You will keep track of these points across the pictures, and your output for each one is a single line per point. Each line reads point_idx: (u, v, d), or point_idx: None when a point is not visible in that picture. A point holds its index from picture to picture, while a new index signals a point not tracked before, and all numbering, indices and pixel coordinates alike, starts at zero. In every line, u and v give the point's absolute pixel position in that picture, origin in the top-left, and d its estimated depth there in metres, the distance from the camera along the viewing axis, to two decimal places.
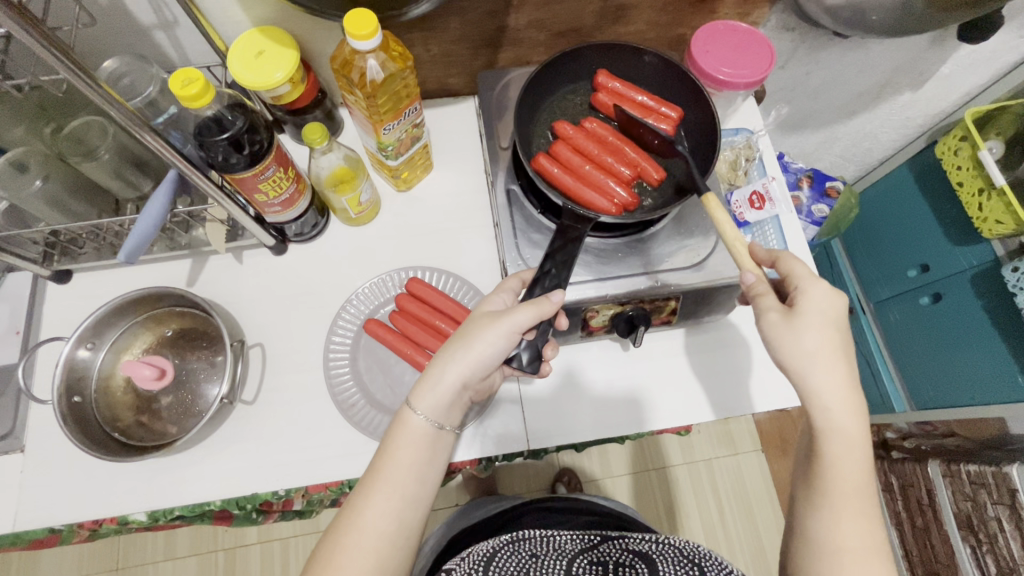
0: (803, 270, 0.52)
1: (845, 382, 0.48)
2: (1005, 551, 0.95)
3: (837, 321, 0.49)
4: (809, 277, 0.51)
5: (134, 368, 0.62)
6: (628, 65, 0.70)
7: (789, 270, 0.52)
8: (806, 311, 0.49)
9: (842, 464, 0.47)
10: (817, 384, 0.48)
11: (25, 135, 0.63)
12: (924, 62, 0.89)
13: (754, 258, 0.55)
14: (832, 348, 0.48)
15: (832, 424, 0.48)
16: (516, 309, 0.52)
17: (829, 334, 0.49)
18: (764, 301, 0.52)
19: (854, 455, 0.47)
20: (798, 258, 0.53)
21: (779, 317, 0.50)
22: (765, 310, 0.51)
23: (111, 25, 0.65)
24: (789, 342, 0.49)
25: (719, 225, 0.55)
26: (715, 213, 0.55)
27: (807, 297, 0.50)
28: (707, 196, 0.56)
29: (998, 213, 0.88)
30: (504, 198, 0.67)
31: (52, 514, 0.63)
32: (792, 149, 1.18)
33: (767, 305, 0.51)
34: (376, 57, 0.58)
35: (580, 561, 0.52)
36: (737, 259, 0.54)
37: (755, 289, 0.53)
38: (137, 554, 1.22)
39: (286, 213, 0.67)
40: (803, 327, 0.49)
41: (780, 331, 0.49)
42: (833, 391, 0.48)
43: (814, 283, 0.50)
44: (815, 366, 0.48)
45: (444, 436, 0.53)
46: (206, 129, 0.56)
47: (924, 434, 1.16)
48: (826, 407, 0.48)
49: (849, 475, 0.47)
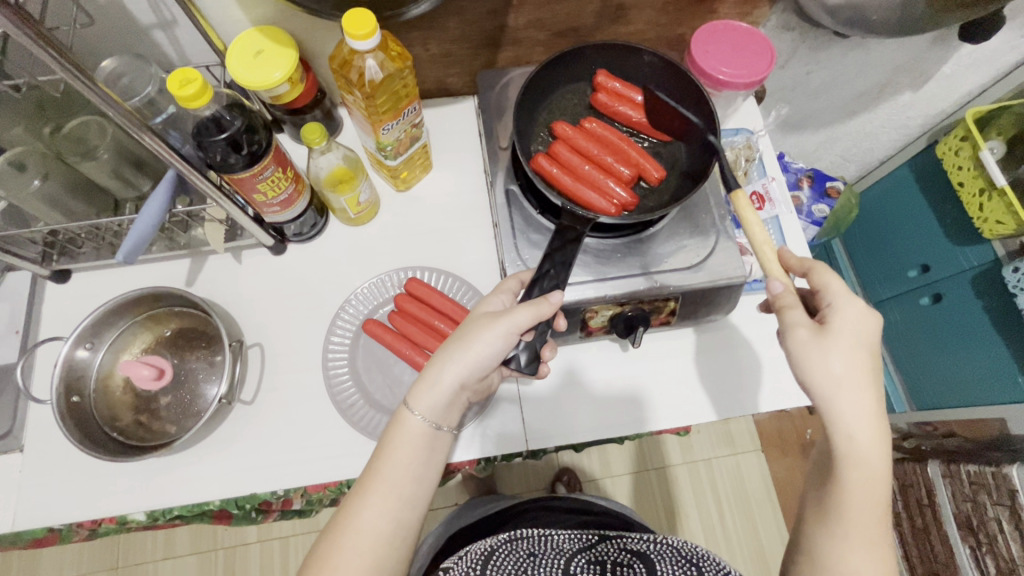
0: (837, 286, 0.51)
1: (873, 409, 0.47)
2: (1005, 551, 0.95)
3: (868, 344, 0.49)
4: (843, 294, 0.51)
5: (133, 368, 0.61)
6: (628, 65, 0.69)
7: (822, 283, 0.52)
8: (838, 330, 0.49)
9: (861, 492, 0.46)
10: (844, 408, 0.47)
11: (24, 135, 0.63)
12: (925, 62, 0.88)
13: (785, 265, 0.56)
14: (861, 373, 0.48)
15: (855, 451, 0.47)
16: (515, 309, 0.52)
17: (859, 358, 0.48)
18: (790, 314, 0.51)
19: (874, 484, 0.46)
20: (831, 272, 0.53)
21: (809, 334, 0.50)
22: (794, 325, 0.51)
23: (110, 25, 0.65)
24: (818, 361, 0.48)
25: (747, 225, 0.55)
26: (747, 215, 0.55)
27: (839, 316, 0.50)
28: (737, 193, 0.54)
29: (999, 213, 0.88)
30: (503, 197, 0.67)
31: (52, 514, 0.64)
32: (793, 149, 1.18)
33: (795, 320, 0.51)
34: (375, 57, 0.58)
35: (579, 560, 0.52)
36: (765, 265, 0.55)
37: (782, 299, 0.53)
38: (137, 553, 1.22)
39: (285, 213, 0.67)
40: (833, 347, 0.48)
41: (809, 347, 0.49)
42: (859, 417, 0.47)
43: (849, 302, 0.50)
44: (841, 391, 0.47)
45: (442, 436, 0.53)
46: (205, 129, 0.56)
47: (923, 434, 1.17)
48: (851, 433, 0.47)
49: (864, 503, 0.46)
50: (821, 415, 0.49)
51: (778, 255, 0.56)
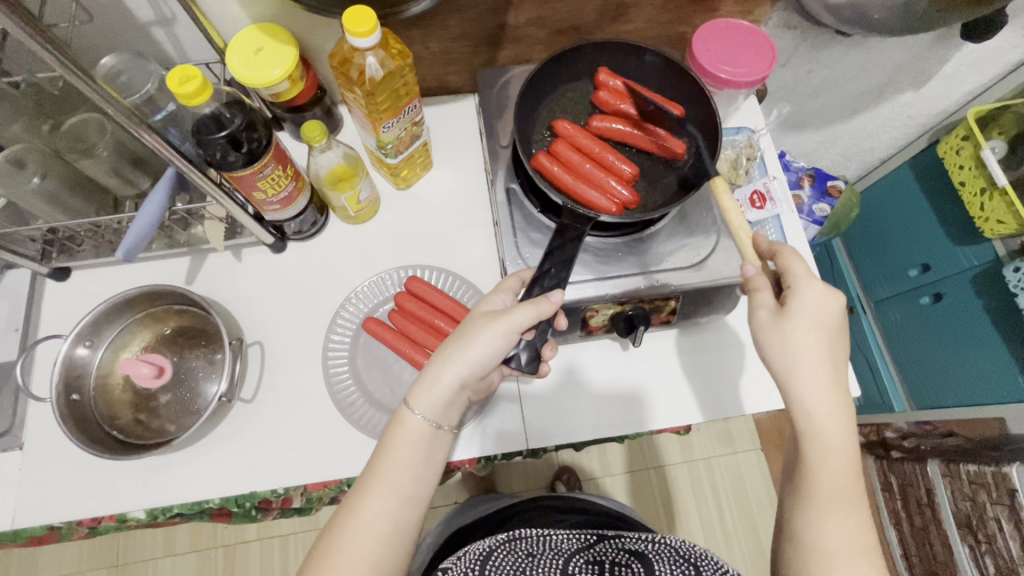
0: (800, 268, 0.51)
1: (828, 385, 0.49)
2: (1004, 550, 0.96)
3: (827, 325, 0.50)
4: (804, 276, 0.51)
5: (133, 366, 0.61)
6: (628, 63, 0.69)
7: (787, 266, 0.52)
8: (795, 311, 0.50)
9: (826, 466, 0.47)
10: (800, 385, 0.49)
11: (23, 132, 0.63)
12: (927, 60, 0.88)
13: (758, 251, 0.58)
14: (817, 350, 0.49)
15: (815, 427, 0.48)
16: (515, 308, 0.52)
17: (816, 338, 0.49)
18: (759, 296, 0.54)
19: (837, 458, 0.47)
20: (797, 254, 0.53)
21: (769, 316, 0.51)
22: (758, 307, 0.53)
23: (109, 21, 0.65)
24: (776, 341, 0.50)
25: (726, 212, 0.60)
26: (724, 202, 0.60)
27: (798, 297, 0.50)
28: (717, 181, 0.60)
29: (1000, 212, 0.88)
30: (504, 196, 0.67)
31: (51, 512, 0.64)
32: (793, 148, 1.17)
33: (760, 302, 0.53)
34: (375, 55, 0.57)
35: (577, 560, 0.52)
36: (740, 248, 0.59)
37: (754, 282, 0.55)
38: (137, 550, 1.22)
39: (285, 211, 0.67)
40: (789, 327, 0.49)
41: (768, 330, 0.51)
42: (817, 393, 0.48)
43: (808, 283, 0.50)
44: (798, 367, 0.49)
45: (442, 436, 0.53)
46: (204, 126, 0.56)
47: (922, 434, 1.15)
48: (808, 407, 0.48)
49: (833, 478, 0.47)
50: (783, 394, 0.50)
51: (753, 240, 0.58)
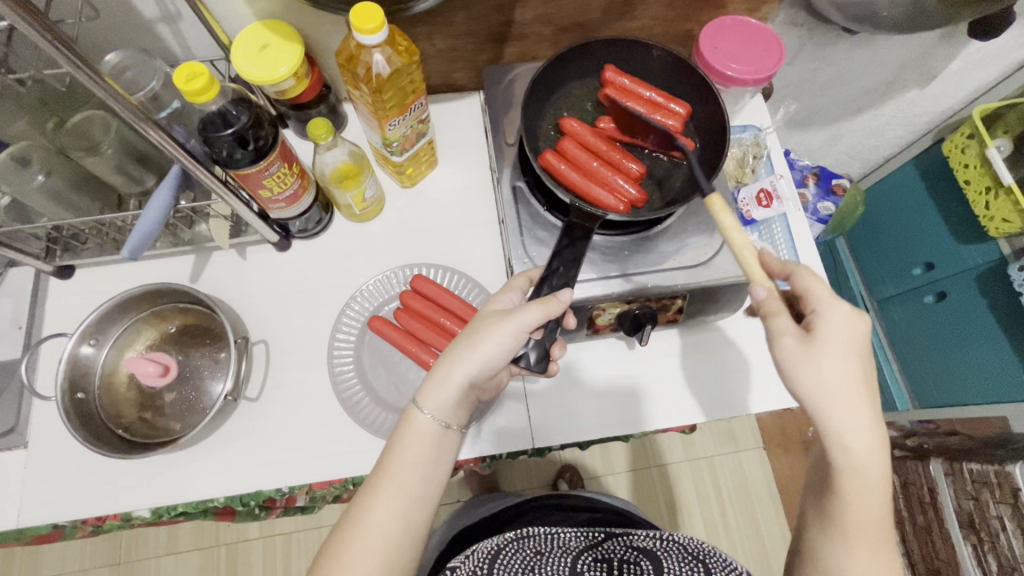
0: (821, 290, 0.48)
1: (867, 418, 0.45)
2: (1007, 549, 0.96)
3: (859, 350, 0.46)
4: (827, 298, 0.48)
5: (138, 364, 0.61)
6: (635, 61, 0.69)
7: (805, 287, 0.49)
8: (825, 338, 0.46)
9: (860, 501, 0.46)
10: (838, 421, 0.45)
11: (27, 129, 0.63)
12: (934, 58, 0.88)
13: (767, 269, 0.53)
14: (853, 380, 0.45)
15: (852, 464, 0.45)
16: (524, 307, 0.52)
17: (851, 366, 0.46)
18: (777, 322, 0.49)
19: (872, 492, 0.46)
20: (815, 274, 0.50)
21: (795, 343, 0.47)
22: (780, 334, 0.48)
23: (113, 18, 0.64)
24: (807, 370, 0.46)
25: (726, 231, 0.52)
26: (720, 217, 0.53)
27: (826, 323, 0.47)
28: (712, 198, 0.53)
29: (1005, 210, 0.88)
30: (510, 194, 0.67)
31: (57, 511, 0.63)
32: (798, 146, 1.17)
33: (781, 329, 0.48)
34: (382, 52, 0.57)
35: (585, 558, 0.51)
36: (745, 269, 0.51)
37: (766, 305, 0.50)
38: (139, 549, 1.22)
39: (290, 209, 0.67)
40: (821, 355, 0.46)
41: (795, 358, 0.47)
42: (855, 428, 0.45)
43: (834, 306, 0.47)
44: (835, 401, 0.45)
45: (451, 435, 0.53)
46: (211, 124, 0.56)
47: (925, 432, 1.17)
48: (846, 444, 0.45)
49: (866, 511, 0.46)
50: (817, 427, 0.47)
51: (759, 259, 0.53)
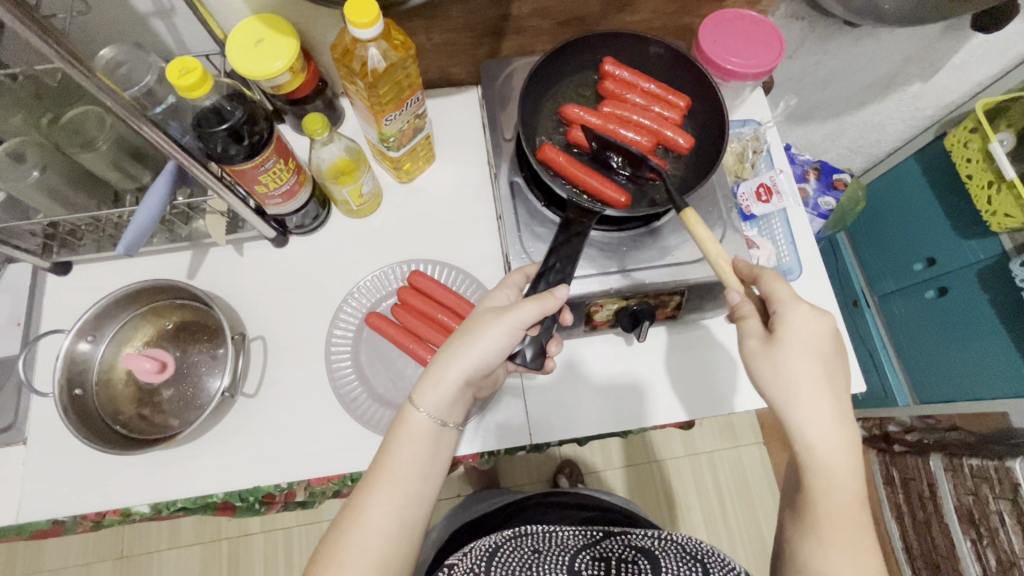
0: (784, 292, 0.50)
1: (828, 415, 0.47)
2: (1006, 544, 0.96)
3: (819, 349, 0.48)
4: (788, 299, 0.49)
5: (135, 361, 0.61)
6: (634, 54, 0.68)
7: (771, 290, 0.50)
8: (785, 339, 0.48)
9: (828, 498, 0.47)
10: (799, 418, 0.47)
11: (22, 125, 0.63)
12: (937, 51, 0.87)
13: (738, 275, 0.54)
14: (813, 379, 0.47)
15: (817, 461, 0.47)
16: (521, 304, 0.51)
17: (812, 366, 0.47)
18: (748, 324, 0.51)
19: (842, 491, 0.47)
20: (780, 276, 0.51)
21: (758, 344, 0.50)
22: (747, 336, 0.51)
23: (107, 13, 0.64)
24: (769, 370, 0.48)
25: (701, 242, 0.53)
26: (697, 228, 0.53)
27: (786, 324, 0.48)
28: (687, 210, 0.53)
29: (1007, 206, 0.87)
30: (508, 189, 0.66)
31: (56, 506, 0.64)
32: (799, 140, 1.16)
33: (748, 331, 0.51)
34: (377, 46, 0.56)
35: (582, 557, 0.52)
36: (721, 277, 0.52)
37: (741, 308, 0.52)
38: (141, 543, 1.22)
39: (287, 205, 0.67)
40: (781, 355, 0.48)
41: (758, 359, 0.49)
42: (816, 425, 0.47)
43: (794, 307, 0.49)
44: (795, 397, 0.47)
45: (447, 432, 0.53)
46: (205, 120, 0.55)
47: (924, 428, 1.17)
48: (809, 441, 0.47)
49: (837, 509, 0.47)
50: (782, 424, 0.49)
51: (730, 264, 0.54)
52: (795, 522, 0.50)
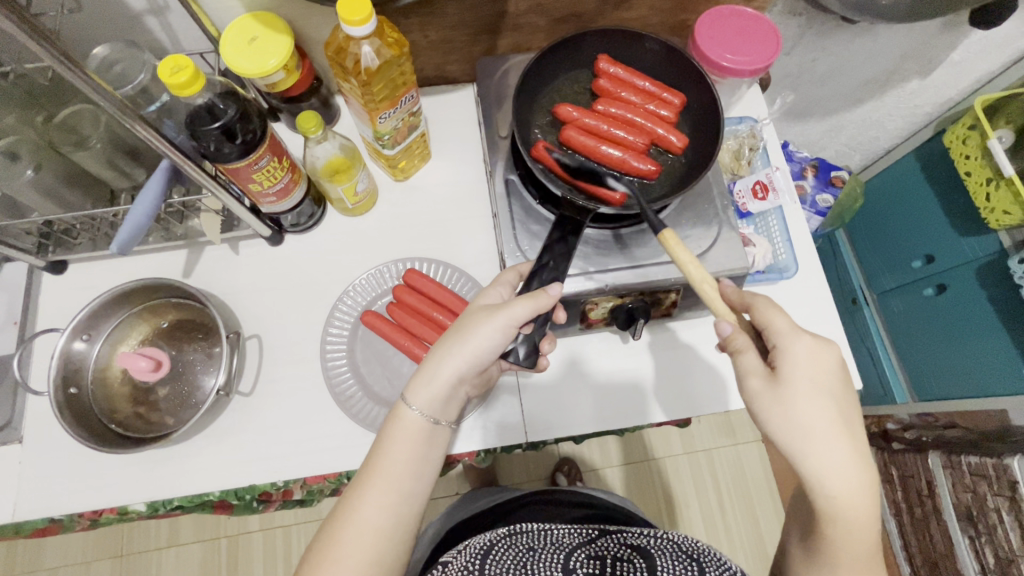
0: (782, 323, 0.49)
1: (848, 461, 0.45)
2: (1004, 541, 0.96)
3: (828, 385, 0.47)
4: (788, 332, 0.48)
5: (130, 359, 0.61)
6: (629, 51, 0.68)
7: (766, 320, 0.50)
8: (790, 380, 0.47)
9: (848, 543, 0.46)
10: (818, 469, 0.45)
11: (16, 124, 0.62)
12: (936, 48, 0.86)
13: (728, 302, 0.54)
14: (828, 424, 0.45)
15: (839, 511, 0.45)
16: (513, 302, 0.51)
17: (825, 407, 0.46)
18: (744, 359, 0.50)
19: (860, 532, 0.45)
20: (774, 305, 0.50)
21: (762, 383, 0.48)
22: (747, 373, 0.49)
23: (100, 11, 0.64)
24: (779, 414, 0.46)
25: (682, 266, 0.53)
26: (675, 252, 0.53)
27: (790, 361, 0.47)
28: (665, 233, 0.53)
29: (1005, 203, 0.87)
30: (503, 187, 0.66)
31: (52, 505, 0.64)
32: (797, 137, 1.16)
33: (748, 368, 0.49)
34: (370, 44, 0.56)
35: (578, 555, 0.51)
36: (708, 304, 0.53)
37: (733, 341, 0.51)
38: (140, 541, 1.23)
39: (281, 204, 0.67)
40: (791, 399, 0.46)
41: (766, 402, 0.47)
42: (836, 474, 0.45)
43: (796, 339, 0.48)
44: (811, 447, 0.45)
45: (440, 431, 0.53)
46: (199, 117, 0.55)
47: (924, 425, 1.16)
48: (829, 493, 0.45)
49: (856, 550, 0.46)
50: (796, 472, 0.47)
51: (719, 290, 0.54)
52: (809, 560, 0.49)
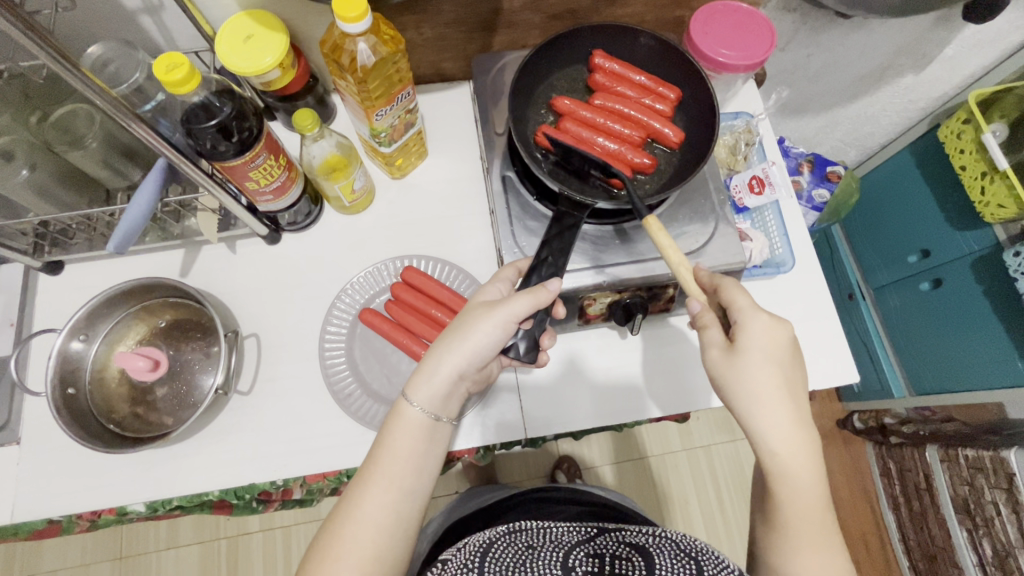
0: (745, 301, 0.50)
1: (790, 422, 0.47)
2: (1001, 534, 0.97)
3: (779, 357, 0.48)
4: (748, 309, 0.50)
5: (127, 359, 0.61)
6: (625, 47, 0.68)
7: (731, 300, 0.51)
8: (746, 348, 0.48)
9: (794, 507, 0.47)
10: (760, 427, 0.47)
11: (10, 123, 0.62)
12: (929, 43, 0.87)
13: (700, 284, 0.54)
14: (775, 387, 0.47)
15: (779, 469, 0.47)
16: (512, 298, 0.51)
17: (771, 373, 0.48)
18: (709, 334, 0.51)
19: (807, 496, 0.47)
20: (740, 285, 0.51)
21: (721, 354, 0.50)
22: (709, 345, 0.51)
23: (94, 8, 0.64)
24: (731, 381, 0.48)
25: (662, 250, 0.52)
26: (658, 237, 0.52)
27: (746, 333, 0.49)
28: (649, 218, 0.53)
29: (1000, 196, 0.87)
30: (500, 184, 0.66)
31: (49, 506, 0.63)
32: (793, 133, 1.17)
33: (711, 341, 0.51)
34: (366, 41, 0.56)
35: (577, 553, 0.52)
36: (682, 285, 0.52)
37: (702, 318, 0.52)
38: (139, 543, 1.22)
39: (278, 202, 0.67)
40: (742, 364, 0.48)
41: (721, 370, 0.49)
42: (779, 434, 0.47)
43: (755, 317, 0.49)
44: (758, 409, 0.47)
45: (441, 427, 0.53)
46: (194, 116, 0.55)
47: (920, 420, 1.17)
48: (772, 450, 0.47)
49: (801, 515, 0.47)
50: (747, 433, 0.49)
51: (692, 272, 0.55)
52: (767, 532, 0.49)
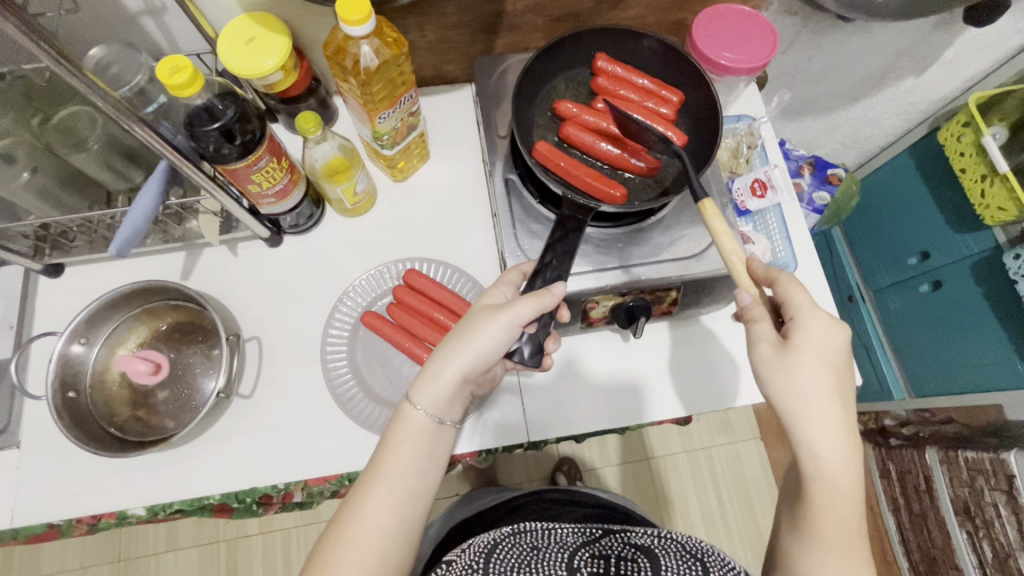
0: (802, 298, 0.50)
1: (838, 426, 0.46)
2: (1001, 535, 0.97)
3: (834, 360, 0.47)
4: (806, 307, 0.49)
5: (128, 362, 0.60)
6: (627, 48, 0.68)
7: (787, 296, 0.50)
8: (801, 347, 0.47)
9: (830, 512, 0.46)
10: (808, 427, 0.46)
11: (12, 125, 0.61)
12: (928, 46, 0.87)
13: (752, 275, 0.53)
14: (825, 390, 0.46)
15: (822, 472, 0.46)
16: (516, 302, 0.51)
17: (824, 375, 0.47)
18: (758, 328, 0.50)
19: (844, 501, 0.46)
20: (797, 283, 0.51)
21: (772, 350, 0.49)
22: (759, 340, 0.50)
23: (97, 11, 0.63)
24: (782, 379, 0.47)
25: (715, 236, 0.51)
26: (713, 222, 0.51)
27: (802, 332, 0.48)
28: (705, 202, 0.51)
29: (1000, 199, 0.87)
30: (503, 186, 0.66)
31: (50, 510, 0.63)
32: (793, 136, 1.17)
33: (760, 336, 0.50)
34: (369, 44, 0.56)
35: (581, 554, 0.51)
36: (733, 274, 0.52)
37: (750, 311, 0.51)
38: (137, 547, 1.22)
39: (281, 205, 0.66)
40: (795, 364, 0.47)
41: (771, 366, 0.48)
42: (826, 437, 0.46)
43: (813, 315, 0.49)
44: (808, 410, 0.46)
45: (445, 431, 0.53)
46: (197, 118, 0.55)
47: (920, 421, 1.17)
48: (818, 453, 0.46)
49: (835, 520, 0.46)
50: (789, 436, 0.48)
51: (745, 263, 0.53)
52: (793, 535, 0.49)
